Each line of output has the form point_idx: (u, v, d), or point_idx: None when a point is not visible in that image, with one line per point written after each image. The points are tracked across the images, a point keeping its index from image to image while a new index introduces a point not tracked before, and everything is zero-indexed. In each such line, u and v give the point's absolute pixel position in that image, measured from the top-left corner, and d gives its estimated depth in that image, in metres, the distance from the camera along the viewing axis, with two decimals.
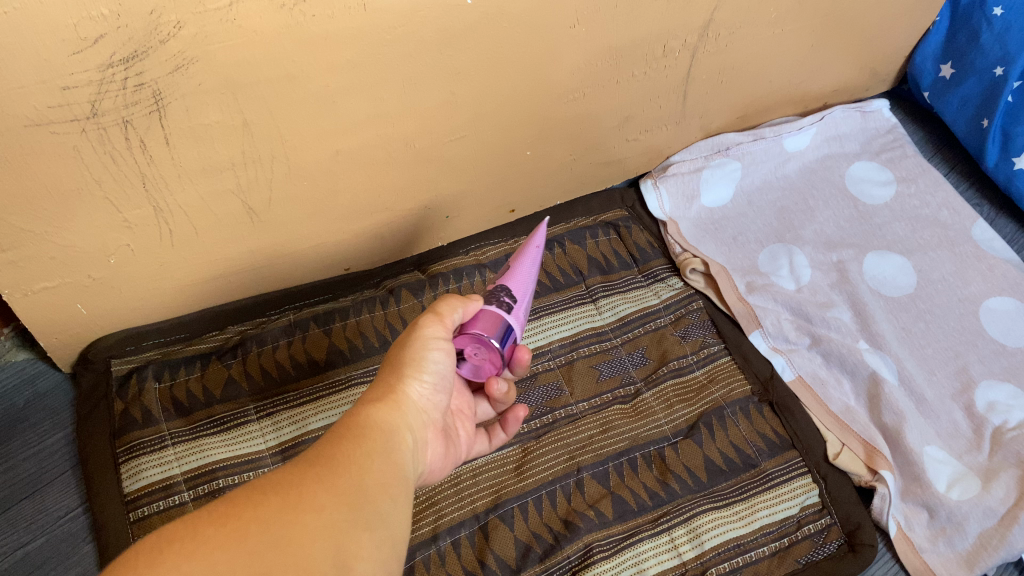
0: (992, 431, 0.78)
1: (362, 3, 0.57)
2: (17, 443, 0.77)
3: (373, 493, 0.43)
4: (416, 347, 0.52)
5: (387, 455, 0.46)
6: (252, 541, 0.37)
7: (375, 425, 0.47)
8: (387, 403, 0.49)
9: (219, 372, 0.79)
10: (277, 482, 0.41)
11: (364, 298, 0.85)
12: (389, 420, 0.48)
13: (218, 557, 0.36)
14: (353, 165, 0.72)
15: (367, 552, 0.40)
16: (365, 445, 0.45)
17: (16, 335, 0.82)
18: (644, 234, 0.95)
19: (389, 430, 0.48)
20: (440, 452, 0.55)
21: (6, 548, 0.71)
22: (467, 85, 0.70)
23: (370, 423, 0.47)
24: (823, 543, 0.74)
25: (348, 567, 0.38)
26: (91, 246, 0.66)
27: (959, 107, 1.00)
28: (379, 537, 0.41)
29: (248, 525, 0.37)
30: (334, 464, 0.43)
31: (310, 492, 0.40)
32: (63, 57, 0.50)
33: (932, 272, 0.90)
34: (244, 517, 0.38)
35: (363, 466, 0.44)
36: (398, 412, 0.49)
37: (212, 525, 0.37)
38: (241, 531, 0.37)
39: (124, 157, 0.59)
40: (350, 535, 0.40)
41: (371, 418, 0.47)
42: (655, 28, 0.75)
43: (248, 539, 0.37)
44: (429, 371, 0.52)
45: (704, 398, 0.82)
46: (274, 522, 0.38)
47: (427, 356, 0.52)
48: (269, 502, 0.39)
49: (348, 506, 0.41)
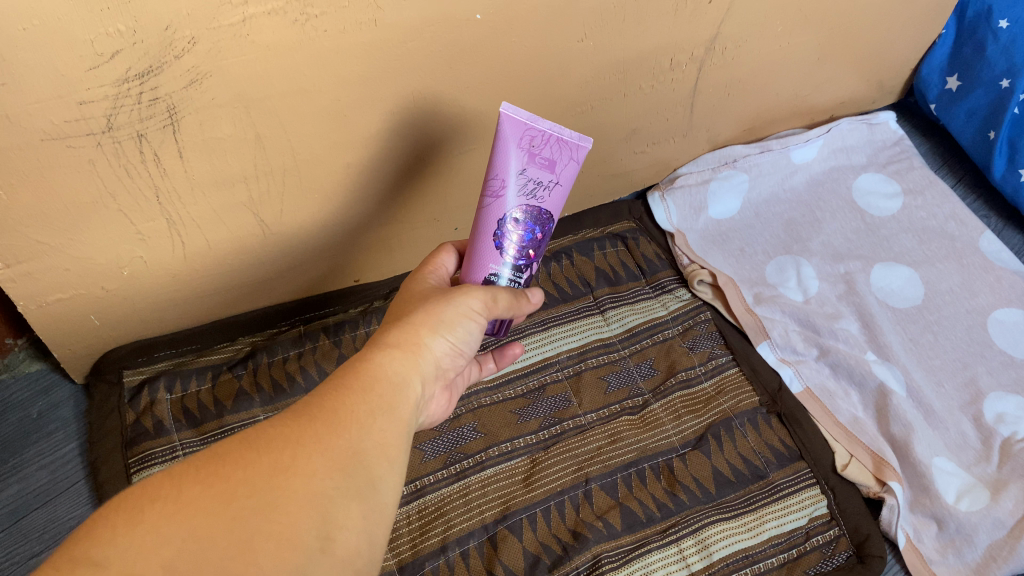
0: (1000, 442, 0.78)
1: (373, 20, 0.58)
2: (30, 453, 0.78)
3: (371, 459, 0.44)
4: (456, 311, 0.53)
5: (390, 413, 0.47)
6: (238, 506, 0.38)
7: (385, 378, 0.48)
8: (411, 348, 0.51)
9: (230, 383, 0.80)
10: (269, 441, 0.42)
11: (374, 309, 0.87)
12: (400, 369, 0.49)
13: (200, 521, 0.37)
14: (363, 178, 0.73)
15: (353, 521, 0.42)
16: (370, 401, 0.46)
17: (30, 346, 0.83)
18: (651, 246, 0.96)
19: (401, 376, 0.49)
20: (441, 405, 0.59)
21: (18, 558, 0.72)
22: (476, 99, 0.72)
23: (381, 371, 0.48)
24: (831, 555, 0.74)
25: (332, 538, 0.40)
26: (105, 258, 0.68)
27: (965, 120, 1.00)
28: (368, 506, 0.43)
29: (236, 486, 0.39)
30: (335, 420, 0.44)
31: (305, 456, 0.42)
32: (80, 73, 0.52)
33: (939, 284, 0.91)
34: (232, 478, 0.40)
35: (365, 424, 0.45)
36: (414, 363, 0.51)
37: (199, 485, 0.39)
38: (228, 494, 0.39)
39: (138, 171, 0.61)
40: (339, 502, 0.41)
41: (383, 369, 0.49)
42: (661, 42, 0.77)
43: (235, 501, 0.39)
44: (457, 335, 0.54)
45: (713, 409, 0.82)
46: (263, 487, 0.40)
47: (461, 321, 0.53)
48: (260, 463, 0.41)
49: (341, 473, 0.42)
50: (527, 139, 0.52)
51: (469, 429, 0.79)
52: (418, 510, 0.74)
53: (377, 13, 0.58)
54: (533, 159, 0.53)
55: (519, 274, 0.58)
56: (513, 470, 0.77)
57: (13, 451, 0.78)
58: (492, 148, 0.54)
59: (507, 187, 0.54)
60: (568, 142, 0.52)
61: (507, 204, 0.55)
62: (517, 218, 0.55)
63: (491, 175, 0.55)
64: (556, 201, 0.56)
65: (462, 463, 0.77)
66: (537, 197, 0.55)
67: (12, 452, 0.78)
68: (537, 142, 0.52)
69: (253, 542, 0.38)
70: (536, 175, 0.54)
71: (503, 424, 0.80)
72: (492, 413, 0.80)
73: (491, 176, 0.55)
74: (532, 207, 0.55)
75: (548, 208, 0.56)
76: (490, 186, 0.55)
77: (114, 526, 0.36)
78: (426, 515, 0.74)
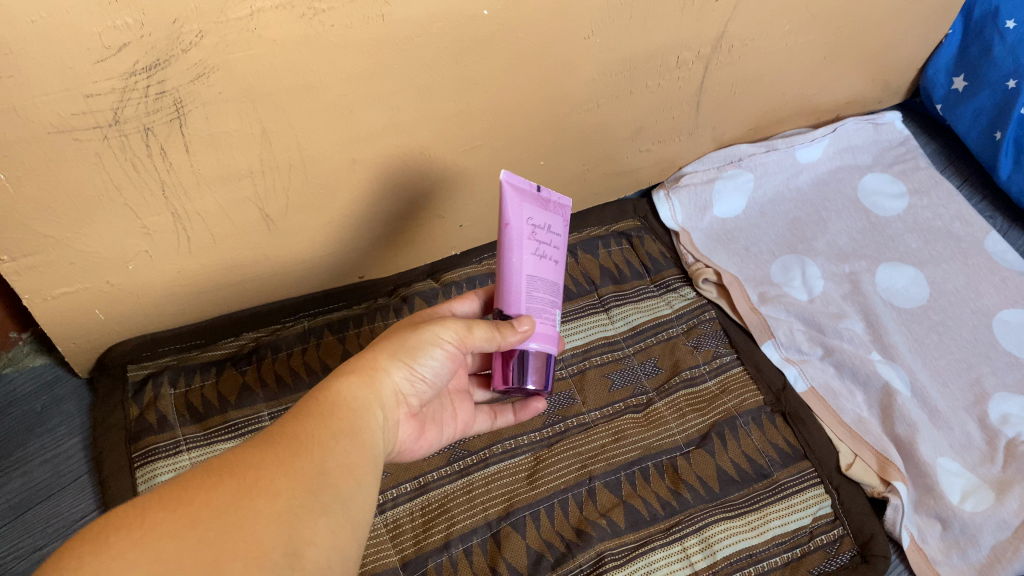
0: (1005, 443, 0.78)
1: (380, 14, 0.58)
2: (34, 446, 0.78)
3: (336, 477, 0.46)
4: (423, 338, 0.54)
5: (353, 436, 0.48)
6: (202, 527, 0.39)
7: (346, 403, 0.49)
8: (367, 370, 0.52)
9: (234, 379, 0.80)
10: (230, 466, 0.43)
11: (377, 306, 0.87)
12: (360, 396, 0.51)
13: (165, 545, 0.38)
14: (367, 172, 0.73)
15: (321, 538, 0.43)
16: (331, 425, 0.48)
17: (34, 341, 0.83)
18: (656, 244, 0.96)
19: (360, 400, 0.50)
20: (411, 436, 0.57)
21: (22, 552, 0.72)
22: (481, 96, 0.72)
23: (340, 396, 0.50)
24: (836, 554, 0.74)
25: (299, 553, 0.41)
26: (110, 251, 0.68)
27: (971, 120, 1.00)
28: (335, 521, 0.44)
29: (200, 510, 0.40)
30: (297, 445, 0.45)
31: (267, 478, 0.43)
32: (89, 65, 0.52)
33: (944, 284, 0.91)
34: (195, 501, 0.40)
35: (327, 446, 0.46)
36: (371, 385, 0.51)
37: (162, 510, 0.39)
38: (192, 517, 0.39)
39: (144, 165, 0.61)
40: (304, 519, 0.42)
41: (343, 395, 0.50)
42: (668, 40, 0.77)
43: (200, 523, 0.39)
44: (423, 363, 0.54)
45: (716, 408, 0.82)
46: (226, 509, 0.40)
47: (427, 348, 0.54)
48: (223, 487, 0.42)
49: (305, 492, 0.43)
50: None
51: None
52: (421, 506, 0.74)
53: (384, 8, 0.58)
54: None
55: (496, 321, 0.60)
56: (516, 468, 0.77)
57: (16, 445, 0.78)
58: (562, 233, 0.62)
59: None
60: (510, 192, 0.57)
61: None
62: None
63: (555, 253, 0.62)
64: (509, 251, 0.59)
65: (466, 460, 0.77)
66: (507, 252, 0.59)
67: (16, 445, 0.78)
68: None
69: (218, 562, 0.38)
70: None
71: None
72: None
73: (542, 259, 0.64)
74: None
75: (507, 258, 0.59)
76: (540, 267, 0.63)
77: (79, 555, 0.37)
78: (429, 511, 0.74)
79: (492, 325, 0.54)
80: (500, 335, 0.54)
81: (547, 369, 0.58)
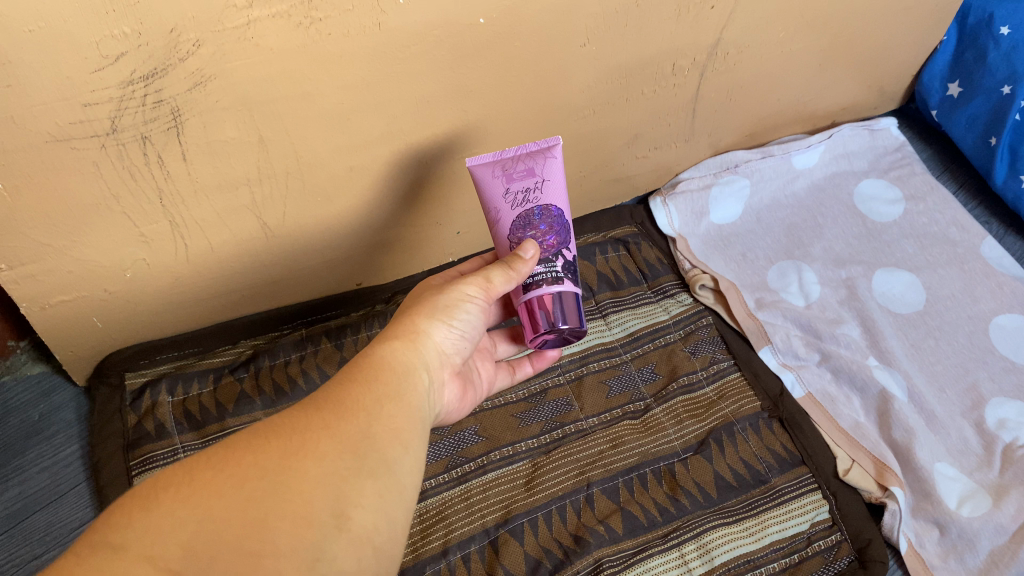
0: (1002, 448, 0.78)
1: (377, 23, 0.58)
2: (32, 455, 0.78)
3: (382, 442, 0.46)
4: (454, 295, 0.56)
5: (398, 400, 0.49)
6: (250, 487, 0.40)
7: (391, 366, 0.50)
8: (409, 334, 0.54)
9: (232, 387, 0.81)
10: (277, 429, 0.44)
11: (376, 313, 0.88)
12: (405, 358, 0.52)
13: (214, 504, 0.39)
14: (365, 180, 0.73)
15: (367, 500, 0.43)
16: (376, 389, 0.48)
17: (32, 348, 0.83)
18: (653, 250, 0.96)
19: (406, 362, 0.52)
20: (456, 396, 0.60)
21: (19, 561, 0.72)
22: (479, 103, 0.72)
23: (385, 361, 0.51)
24: (833, 560, 0.74)
25: (347, 515, 0.42)
26: (108, 259, 0.68)
27: (966, 126, 1.01)
28: (382, 485, 0.44)
29: (248, 470, 0.41)
30: (343, 409, 0.46)
31: (314, 439, 0.43)
32: (85, 75, 0.52)
33: (941, 289, 0.91)
34: (242, 462, 0.41)
35: (373, 412, 0.47)
36: (414, 349, 0.53)
37: (210, 471, 0.40)
38: (240, 476, 0.40)
39: (141, 173, 0.61)
40: (351, 482, 0.43)
41: (386, 359, 0.51)
42: (665, 47, 0.77)
43: (247, 483, 0.40)
44: (459, 319, 0.57)
45: (714, 414, 0.82)
46: (274, 468, 0.41)
47: (459, 305, 0.56)
48: (270, 448, 0.42)
49: (352, 454, 0.44)
50: (500, 166, 0.59)
51: (470, 432, 0.79)
52: (419, 513, 0.74)
53: (380, 17, 0.58)
54: (513, 176, 0.59)
55: (554, 268, 0.59)
56: (514, 474, 0.77)
57: (14, 453, 0.78)
58: (479, 190, 0.61)
59: (504, 207, 0.60)
60: (534, 149, 0.59)
61: (511, 218, 0.60)
62: (527, 224, 0.60)
63: (488, 205, 0.61)
64: (552, 196, 0.60)
65: (464, 467, 0.77)
66: (532, 201, 0.60)
67: (14, 454, 0.78)
68: (509, 165, 0.58)
69: (268, 521, 0.39)
70: (522, 185, 0.59)
71: (504, 427, 0.80)
72: (494, 417, 0.81)
73: (489, 209, 0.61)
74: (534, 211, 0.60)
75: (549, 204, 0.60)
76: (493, 216, 0.61)
77: (130, 514, 0.38)
78: (428, 519, 0.74)
79: (507, 264, 0.56)
80: (516, 272, 0.56)
81: (577, 307, 0.59)
